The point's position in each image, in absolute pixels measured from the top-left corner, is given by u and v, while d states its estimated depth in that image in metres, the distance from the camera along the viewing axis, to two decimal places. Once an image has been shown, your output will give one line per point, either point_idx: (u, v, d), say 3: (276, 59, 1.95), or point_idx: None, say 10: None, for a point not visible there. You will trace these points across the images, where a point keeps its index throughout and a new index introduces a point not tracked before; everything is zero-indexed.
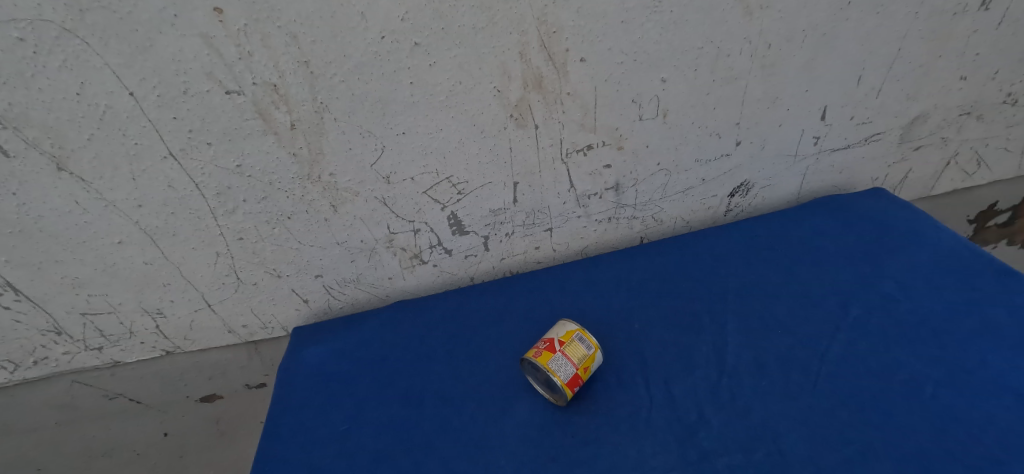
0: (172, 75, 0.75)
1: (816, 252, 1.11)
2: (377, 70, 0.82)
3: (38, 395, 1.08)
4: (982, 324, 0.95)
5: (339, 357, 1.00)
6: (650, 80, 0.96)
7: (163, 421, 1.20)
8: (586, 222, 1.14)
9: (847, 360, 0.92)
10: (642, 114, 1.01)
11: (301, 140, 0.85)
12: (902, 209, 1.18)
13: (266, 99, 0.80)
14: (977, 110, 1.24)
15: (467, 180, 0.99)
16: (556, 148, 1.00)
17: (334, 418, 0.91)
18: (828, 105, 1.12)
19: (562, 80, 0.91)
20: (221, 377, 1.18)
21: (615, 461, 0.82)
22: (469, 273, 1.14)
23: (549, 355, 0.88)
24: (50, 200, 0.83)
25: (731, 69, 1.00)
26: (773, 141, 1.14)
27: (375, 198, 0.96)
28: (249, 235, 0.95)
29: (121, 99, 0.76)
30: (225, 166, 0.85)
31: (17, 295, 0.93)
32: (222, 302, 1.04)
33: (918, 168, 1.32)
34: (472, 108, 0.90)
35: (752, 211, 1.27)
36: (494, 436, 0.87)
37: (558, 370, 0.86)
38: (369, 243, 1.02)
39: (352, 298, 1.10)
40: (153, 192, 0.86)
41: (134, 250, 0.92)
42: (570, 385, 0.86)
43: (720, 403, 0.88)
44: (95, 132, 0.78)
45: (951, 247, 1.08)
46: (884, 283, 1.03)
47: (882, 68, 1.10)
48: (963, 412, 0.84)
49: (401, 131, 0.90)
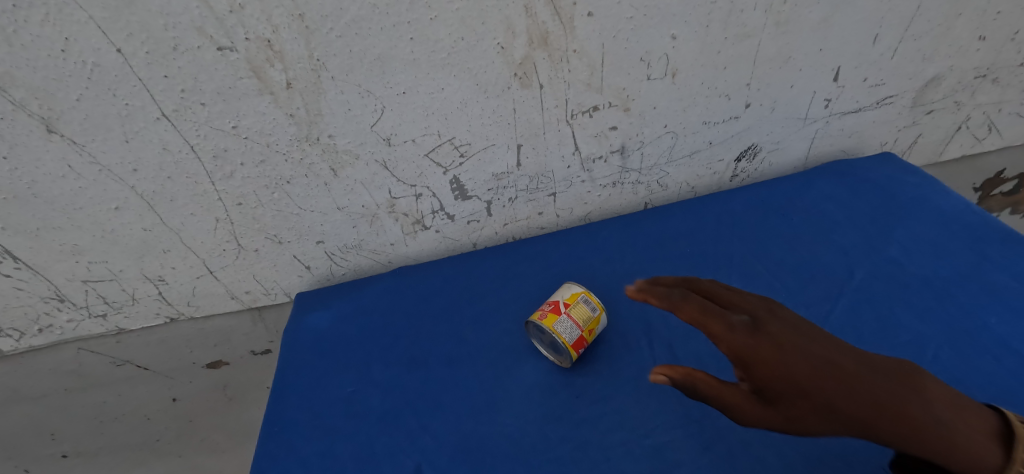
0: (161, 31, 0.72)
1: (823, 217, 1.09)
2: (376, 24, 0.79)
3: (47, 362, 1.08)
4: (985, 288, 0.94)
5: (341, 321, 0.99)
6: (660, 36, 0.93)
7: (172, 387, 1.21)
8: (590, 187, 1.12)
9: (850, 324, 0.91)
10: (650, 74, 0.97)
11: (298, 99, 0.83)
12: (911, 173, 1.15)
13: (261, 56, 0.77)
14: (993, 73, 1.20)
15: (469, 142, 0.96)
16: (561, 110, 0.97)
17: (338, 381, 0.90)
18: (841, 65, 1.08)
19: (568, 36, 0.88)
20: (226, 344, 1.18)
21: (620, 420, 0.82)
22: (471, 239, 1.13)
23: (554, 317, 0.86)
24: (43, 165, 0.81)
25: (744, 25, 0.96)
26: (783, 103, 1.11)
27: (376, 161, 0.94)
28: (249, 200, 0.93)
29: (108, 56, 0.73)
30: (221, 128, 0.83)
31: (17, 263, 0.92)
32: (223, 269, 1.03)
33: (928, 132, 1.28)
34: (475, 66, 0.87)
35: (758, 176, 1.24)
36: (499, 397, 0.86)
37: (563, 332, 0.84)
38: (371, 209, 1.00)
39: (355, 264, 1.09)
40: (148, 156, 0.84)
41: (132, 217, 0.91)
42: (575, 347, 0.85)
43: (724, 364, 0.87)
44: (84, 92, 0.75)
45: (958, 212, 1.06)
46: (889, 248, 1.02)
47: (901, 26, 1.06)
48: (964, 373, 0.83)
49: (401, 90, 0.87)
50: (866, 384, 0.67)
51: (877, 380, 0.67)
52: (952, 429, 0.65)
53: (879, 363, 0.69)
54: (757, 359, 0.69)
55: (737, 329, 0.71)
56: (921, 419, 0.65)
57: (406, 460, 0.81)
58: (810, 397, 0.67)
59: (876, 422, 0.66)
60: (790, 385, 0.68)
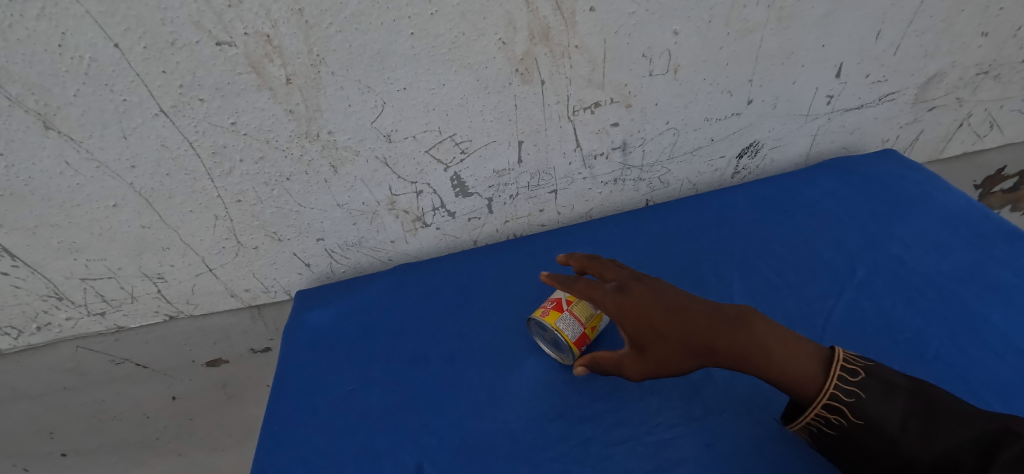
0: (158, 25, 0.72)
1: (825, 214, 1.08)
2: (376, 19, 0.78)
3: (45, 360, 1.08)
4: (987, 285, 0.94)
5: (341, 319, 0.99)
6: (662, 32, 0.92)
7: (171, 385, 1.20)
8: (591, 184, 1.11)
9: (852, 320, 0.90)
10: (652, 69, 0.96)
11: (297, 95, 0.82)
12: (912, 170, 1.15)
13: (259, 51, 0.76)
14: (995, 69, 1.20)
15: (470, 139, 0.96)
16: (562, 106, 0.96)
17: (338, 379, 0.90)
18: (843, 61, 1.07)
19: (569, 31, 0.87)
20: (226, 342, 1.17)
21: (622, 417, 0.82)
22: (472, 236, 1.12)
23: (557, 314, 0.85)
24: (40, 161, 0.80)
25: (746, 21, 0.95)
26: (785, 99, 1.10)
27: (376, 158, 0.93)
28: (248, 197, 0.92)
29: (105, 51, 0.72)
30: (220, 124, 0.82)
31: (14, 261, 0.91)
32: (223, 266, 1.02)
33: (930, 129, 1.28)
34: (475, 62, 0.87)
35: (759, 173, 1.24)
36: (500, 394, 0.86)
37: (565, 329, 0.84)
38: (371, 206, 1.00)
39: (355, 261, 1.08)
40: (146, 152, 0.83)
41: (131, 214, 0.90)
42: (578, 344, 0.85)
43: None
44: (81, 87, 0.75)
45: (960, 209, 1.06)
46: (890, 244, 1.01)
47: (903, 21, 1.05)
48: (966, 370, 0.83)
49: (401, 86, 0.86)
50: (692, 329, 0.75)
51: (700, 316, 0.76)
52: (774, 355, 0.73)
53: (719, 307, 0.77)
54: (629, 314, 0.79)
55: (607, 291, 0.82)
56: (740, 345, 0.73)
57: (407, 457, 0.80)
58: (662, 337, 0.76)
59: (711, 351, 0.74)
60: (643, 332, 0.77)
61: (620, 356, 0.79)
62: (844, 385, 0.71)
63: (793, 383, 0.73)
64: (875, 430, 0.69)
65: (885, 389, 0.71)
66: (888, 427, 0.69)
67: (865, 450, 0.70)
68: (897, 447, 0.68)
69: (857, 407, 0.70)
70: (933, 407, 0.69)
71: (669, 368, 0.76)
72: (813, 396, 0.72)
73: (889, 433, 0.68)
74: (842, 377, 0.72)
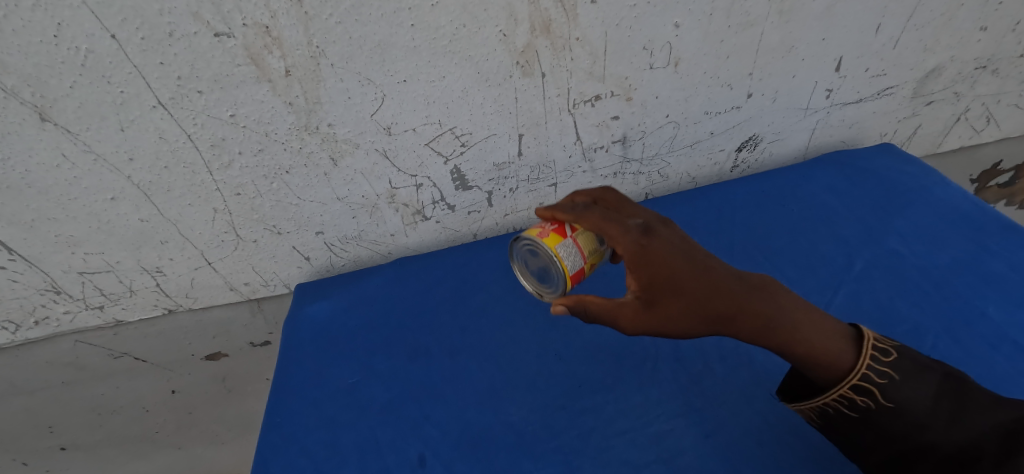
0: (156, 16, 0.71)
1: (824, 207, 1.08)
2: (376, 11, 0.78)
3: (43, 354, 1.07)
4: (983, 277, 0.94)
5: (341, 312, 0.99)
6: (663, 25, 0.92)
7: (170, 379, 1.20)
8: (591, 177, 1.11)
9: (850, 313, 0.91)
10: (653, 63, 0.96)
11: (297, 87, 0.81)
12: (911, 164, 1.15)
13: (259, 43, 0.76)
14: (993, 64, 1.20)
15: (470, 132, 0.96)
16: (563, 99, 0.96)
17: (339, 372, 0.90)
18: (843, 55, 1.07)
19: (570, 24, 0.87)
20: (225, 336, 1.17)
21: (622, 408, 0.82)
22: (472, 229, 1.12)
23: (558, 239, 0.73)
24: (37, 154, 0.79)
25: (747, 14, 0.95)
26: (785, 93, 1.10)
27: (376, 150, 0.93)
28: (248, 190, 0.92)
29: (103, 42, 0.72)
30: (218, 116, 0.81)
31: (11, 255, 0.91)
32: (222, 260, 1.02)
33: (928, 124, 1.28)
34: (476, 54, 0.86)
35: (758, 166, 1.24)
36: (501, 387, 0.86)
37: (566, 258, 0.72)
38: (371, 199, 0.99)
39: (354, 255, 1.08)
40: (144, 145, 0.82)
41: (129, 207, 0.89)
42: (574, 279, 0.74)
43: (725, 353, 0.87)
44: (77, 79, 0.74)
45: (957, 203, 1.06)
46: (888, 237, 1.02)
47: (903, 15, 1.05)
48: (962, 362, 0.84)
49: (402, 79, 0.85)
50: (721, 291, 0.68)
51: (727, 281, 0.69)
52: (802, 332, 0.68)
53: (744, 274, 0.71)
54: (652, 261, 0.69)
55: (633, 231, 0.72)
56: (766, 317, 0.68)
57: (409, 449, 0.80)
58: (683, 296, 0.68)
59: (732, 319, 0.68)
60: (661, 283, 0.69)
61: (619, 304, 0.69)
62: (877, 365, 0.68)
63: (812, 360, 0.68)
64: (903, 413, 0.67)
65: (917, 371, 0.68)
66: (919, 411, 0.66)
67: (887, 430, 0.68)
68: (924, 433, 0.66)
69: (890, 389, 0.67)
70: (965, 391, 0.66)
71: (677, 327, 0.68)
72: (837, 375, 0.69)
73: (917, 418, 0.66)
74: (875, 357, 0.68)
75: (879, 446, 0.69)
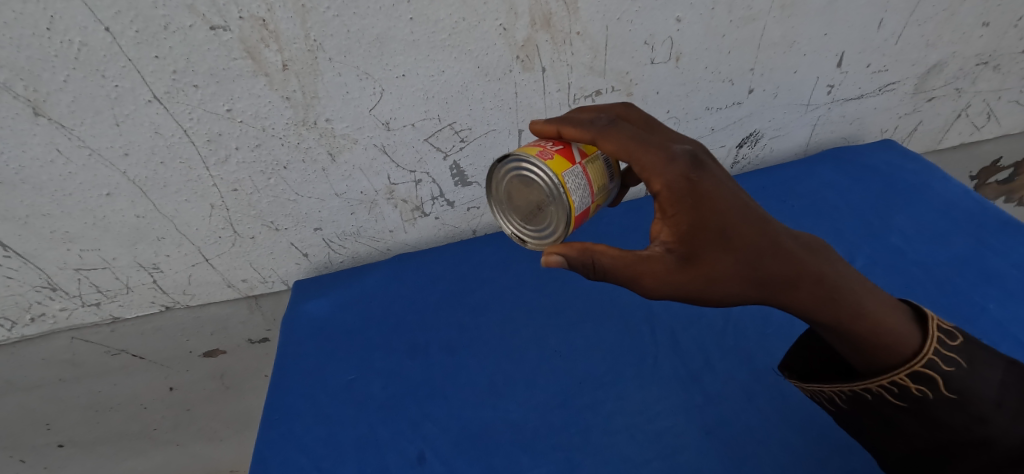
0: (150, 9, 0.70)
1: (825, 203, 1.08)
2: (373, 4, 0.77)
3: (39, 351, 1.06)
4: (985, 274, 0.94)
5: (339, 309, 0.98)
6: (664, 19, 0.91)
7: (168, 376, 1.19)
8: None
9: None
10: (654, 57, 0.95)
11: (294, 81, 0.80)
12: (912, 160, 1.15)
13: (255, 36, 0.75)
14: (995, 60, 1.19)
15: (470, 127, 0.95)
16: (563, 94, 0.95)
17: (338, 369, 0.89)
18: (846, 50, 1.06)
19: (570, 18, 0.86)
20: (223, 332, 1.16)
21: (622, 406, 0.81)
22: (471, 226, 1.11)
23: (566, 166, 0.66)
24: (31, 149, 0.78)
25: (748, 9, 0.94)
26: (786, 89, 1.09)
27: (374, 146, 0.92)
28: (245, 186, 0.91)
29: (96, 34, 0.70)
30: (214, 111, 0.80)
31: (6, 251, 0.90)
32: (219, 256, 1.01)
33: (929, 120, 1.27)
34: (475, 48, 0.85)
35: (759, 163, 1.23)
36: (501, 383, 0.85)
37: (574, 191, 0.66)
38: (369, 195, 0.99)
39: (353, 251, 1.07)
40: (140, 139, 0.81)
41: (124, 203, 0.88)
42: (578, 217, 0.68)
43: (726, 350, 0.87)
44: (71, 73, 0.73)
45: (959, 199, 1.06)
46: (890, 234, 1.01)
47: (906, 10, 1.04)
48: None
49: (400, 73, 0.84)
50: (771, 251, 0.61)
51: (786, 240, 0.62)
52: (870, 308, 0.61)
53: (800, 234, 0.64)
54: (703, 202, 0.61)
55: (675, 161, 0.62)
56: (827, 284, 0.61)
57: (408, 446, 0.80)
58: (732, 250, 0.61)
59: (788, 283, 0.61)
60: (708, 233, 0.61)
61: (650, 257, 0.62)
62: (942, 350, 0.62)
63: (877, 342, 0.61)
64: (965, 404, 0.60)
65: (982, 360, 0.62)
66: (983, 403, 0.60)
67: (940, 421, 0.62)
68: (985, 426, 0.60)
69: (954, 376, 0.61)
70: None
71: (715, 289, 0.62)
72: (896, 359, 0.61)
73: (980, 410, 0.60)
74: (941, 340, 0.62)
75: (924, 433, 0.63)
